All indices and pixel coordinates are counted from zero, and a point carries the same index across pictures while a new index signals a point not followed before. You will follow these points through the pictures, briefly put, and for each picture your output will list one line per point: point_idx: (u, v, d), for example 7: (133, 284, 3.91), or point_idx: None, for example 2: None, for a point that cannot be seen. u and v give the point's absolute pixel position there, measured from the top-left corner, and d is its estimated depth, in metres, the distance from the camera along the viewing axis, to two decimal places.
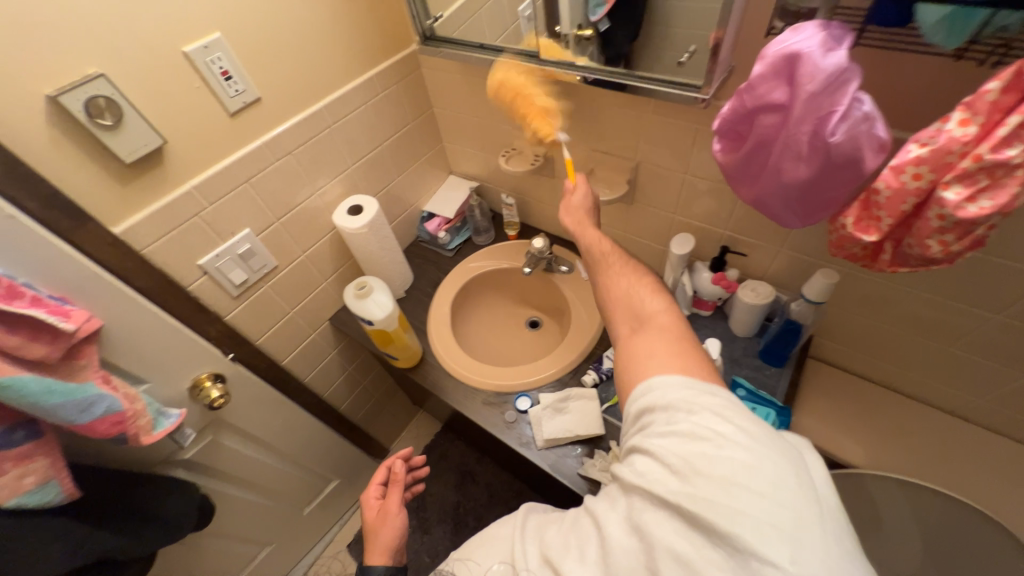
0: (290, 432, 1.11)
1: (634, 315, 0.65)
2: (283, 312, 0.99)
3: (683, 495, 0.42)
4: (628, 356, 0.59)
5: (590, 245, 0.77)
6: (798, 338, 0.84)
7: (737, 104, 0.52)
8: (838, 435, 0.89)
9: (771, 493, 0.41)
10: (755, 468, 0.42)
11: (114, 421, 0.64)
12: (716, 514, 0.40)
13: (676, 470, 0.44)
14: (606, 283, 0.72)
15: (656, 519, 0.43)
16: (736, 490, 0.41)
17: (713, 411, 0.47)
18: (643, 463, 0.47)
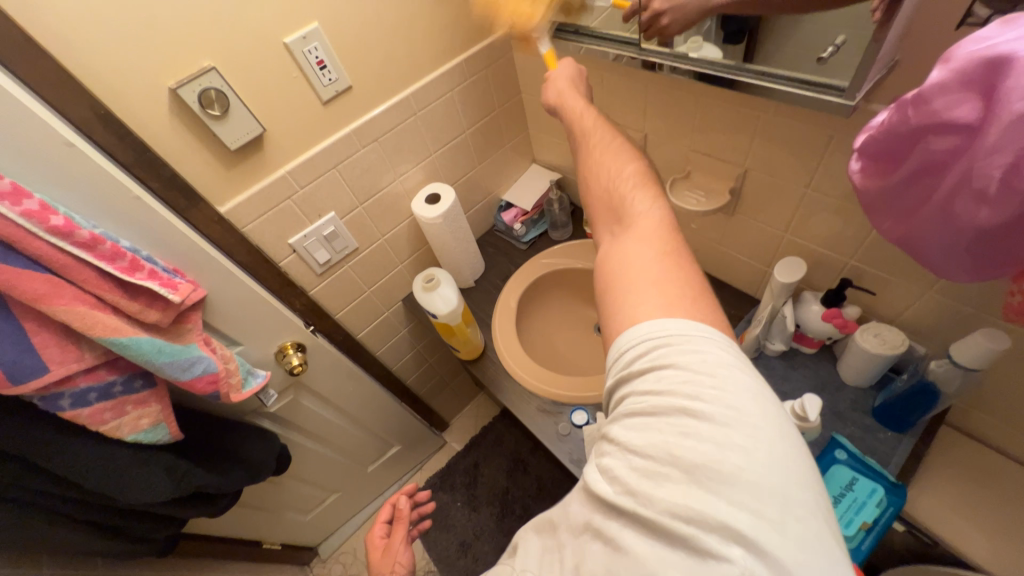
0: (360, 399, 1.20)
1: (617, 214, 0.57)
2: (361, 291, 1.05)
3: (641, 500, 0.37)
4: (608, 274, 0.52)
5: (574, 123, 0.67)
6: (933, 404, 0.67)
7: (896, 119, 0.40)
8: (970, 529, 0.71)
9: (736, 487, 0.34)
10: (719, 454, 0.35)
11: (210, 380, 0.72)
12: (671, 516, 0.35)
13: (637, 466, 0.38)
14: (590, 181, 0.62)
15: (614, 523, 0.38)
16: (696, 487, 0.35)
17: (681, 380, 0.40)
18: (607, 455, 0.42)
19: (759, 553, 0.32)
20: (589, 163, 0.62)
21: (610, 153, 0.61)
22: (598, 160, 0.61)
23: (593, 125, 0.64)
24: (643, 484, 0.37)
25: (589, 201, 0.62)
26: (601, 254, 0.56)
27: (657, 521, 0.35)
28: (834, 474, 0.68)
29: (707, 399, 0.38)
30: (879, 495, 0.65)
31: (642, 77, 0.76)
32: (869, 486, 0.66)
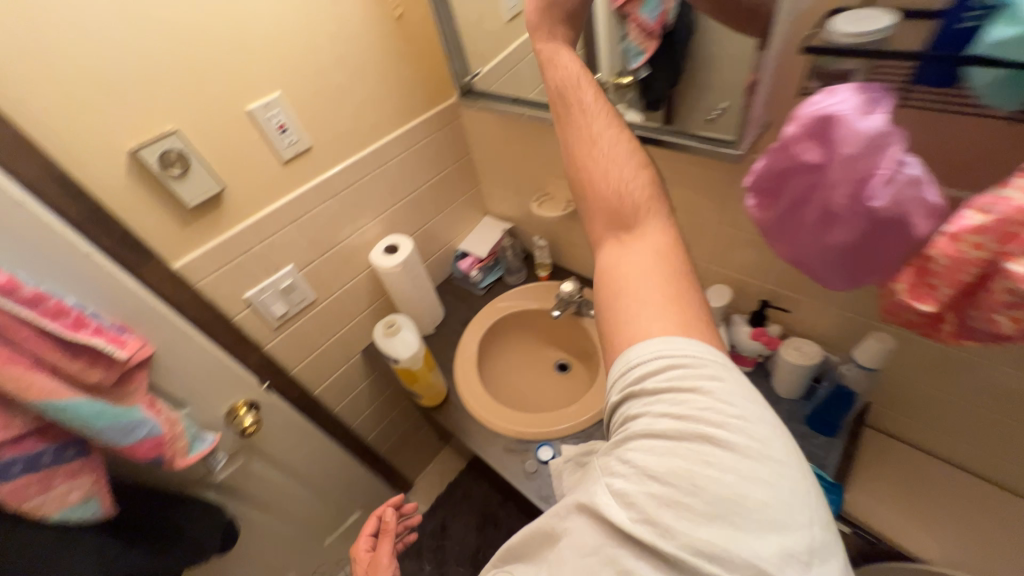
0: (317, 459, 1.14)
1: (617, 211, 0.53)
2: (319, 343, 1.04)
3: (663, 528, 0.37)
4: (619, 289, 0.50)
5: (565, 89, 0.58)
6: (851, 406, 0.76)
7: (770, 162, 0.50)
8: (906, 523, 0.77)
9: (752, 518, 0.37)
10: (739, 485, 0.38)
11: (154, 444, 0.68)
12: (695, 547, 0.36)
13: (657, 494, 0.38)
14: (591, 171, 0.54)
15: (631, 552, 0.38)
16: (719, 518, 0.37)
17: (703, 409, 0.41)
18: (619, 478, 0.41)
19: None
20: (589, 152, 0.55)
21: (615, 147, 0.55)
22: (603, 153, 0.54)
23: (592, 100, 0.57)
24: (666, 513, 0.38)
25: (586, 196, 0.55)
26: (605, 262, 0.52)
27: (681, 552, 0.36)
28: None
29: (725, 427, 0.40)
30: None
31: None
32: None
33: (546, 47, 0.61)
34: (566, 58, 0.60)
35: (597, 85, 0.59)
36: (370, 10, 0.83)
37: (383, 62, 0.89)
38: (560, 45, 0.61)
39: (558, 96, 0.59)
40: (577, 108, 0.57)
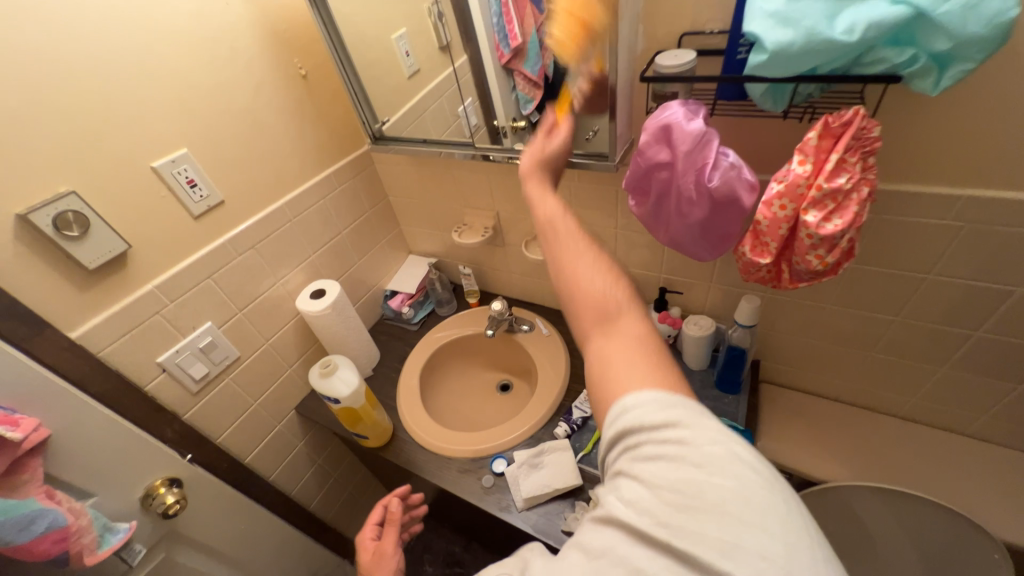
0: (254, 538, 1.02)
1: (599, 314, 0.51)
2: (247, 405, 0.97)
3: (673, 525, 0.37)
4: (608, 385, 0.47)
5: (543, 212, 0.62)
6: (744, 363, 0.90)
7: (635, 166, 0.63)
8: (808, 455, 0.92)
9: (765, 516, 0.35)
10: (746, 486, 0.37)
11: (57, 538, 0.60)
12: (710, 547, 0.35)
13: (665, 506, 0.38)
14: (574, 283, 0.55)
15: (644, 553, 0.38)
16: (731, 519, 0.35)
17: (699, 425, 0.41)
18: (628, 491, 0.41)
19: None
20: (571, 266, 0.56)
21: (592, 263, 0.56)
22: (585, 266, 0.55)
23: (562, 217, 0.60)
24: (676, 516, 0.37)
25: (571, 306, 0.54)
26: (595, 360, 0.50)
27: (696, 552, 0.35)
28: None
29: (721, 439, 0.39)
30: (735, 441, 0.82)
31: (483, 168, 0.99)
32: None
33: (529, 184, 0.66)
34: (544, 191, 0.64)
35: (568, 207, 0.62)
36: (275, 71, 0.88)
37: (292, 117, 0.94)
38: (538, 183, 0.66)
39: (539, 222, 0.62)
40: (556, 226, 0.59)
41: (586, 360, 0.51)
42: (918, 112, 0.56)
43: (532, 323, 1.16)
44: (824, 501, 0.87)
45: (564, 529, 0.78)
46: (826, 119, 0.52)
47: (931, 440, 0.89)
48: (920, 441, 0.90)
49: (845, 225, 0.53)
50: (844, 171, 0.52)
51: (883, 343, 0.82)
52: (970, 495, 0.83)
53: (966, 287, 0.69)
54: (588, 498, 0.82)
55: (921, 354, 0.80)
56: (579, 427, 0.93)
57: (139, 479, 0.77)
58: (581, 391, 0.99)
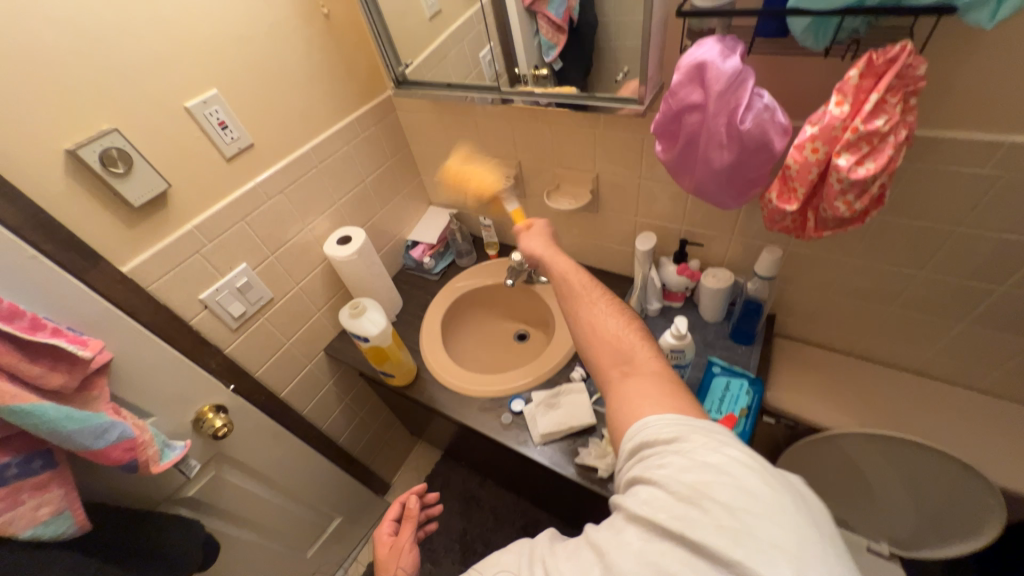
0: (290, 464, 1.12)
1: (617, 354, 0.63)
2: (280, 343, 1.03)
3: (688, 520, 0.42)
4: (626, 409, 0.56)
5: (564, 273, 0.76)
6: (759, 316, 0.92)
7: (665, 108, 0.62)
8: (816, 404, 0.95)
9: (771, 510, 0.41)
10: (751, 484, 0.43)
11: (127, 447, 0.67)
12: (721, 538, 0.40)
13: (678, 504, 0.44)
14: (592, 326, 0.67)
15: (661, 546, 0.43)
16: (740, 512, 0.41)
17: (705, 437, 0.48)
18: (644, 493, 0.47)
19: (802, 568, 0.37)
20: (588, 316, 0.69)
21: (606, 314, 0.68)
22: (602, 313, 0.68)
23: (579, 278, 0.74)
24: (689, 511, 0.43)
25: (592, 348, 0.66)
26: (613, 393, 0.60)
27: (710, 544, 0.40)
28: (715, 384, 0.87)
29: (725, 448, 0.46)
30: (745, 388, 0.83)
31: (507, 115, 0.97)
32: (738, 384, 0.85)
33: (548, 248, 0.80)
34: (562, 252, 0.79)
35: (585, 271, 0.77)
36: (298, 8, 0.87)
37: (315, 58, 0.93)
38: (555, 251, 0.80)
39: (560, 279, 0.75)
40: (575, 283, 0.74)
41: (607, 394, 0.61)
42: (970, 50, 0.54)
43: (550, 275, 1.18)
44: (822, 446, 0.92)
45: (577, 461, 0.84)
46: (870, 56, 0.50)
47: (941, 394, 0.91)
48: (930, 395, 0.92)
49: (877, 169, 0.53)
50: (883, 111, 0.51)
51: (903, 298, 0.83)
52: (976, 447, 0.85)
53: (996, 240, 0.68)
54: (601, 435, 0.87)
55: (941, 308, 0.81)
56: None
57: (189, 404, 0.85)
58: None
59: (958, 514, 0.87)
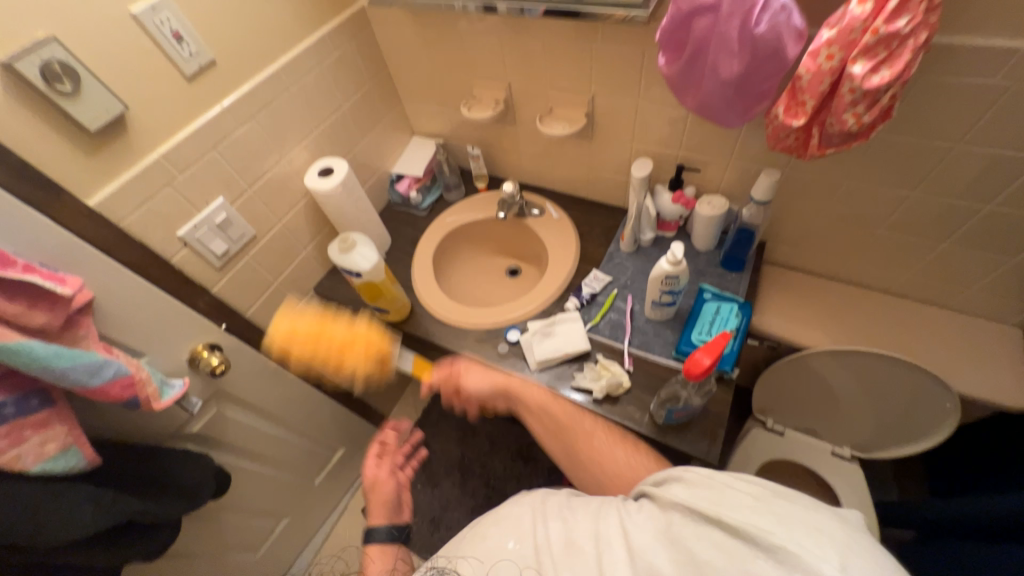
0: (291, 401, 1.14)
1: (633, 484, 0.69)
2: (268, 283, 1.00)
3: (727, 503, 0.45)
4: None
5: (541, 404, 0.81)
6: (751, 242, 0.92)
7: (674, 12, 0.57)
8: (797, 326, 1.00)
9: (811, 506, 0.43)
10: (789, 493, 0.45)
11: (125, 384, 0.66)
12: (762, 518, 0.42)
13: (716, 493, 0.46)
14: (597, 460, 0.73)
15: (699, 531, 0.44)
16: (783, 503, 0.43)
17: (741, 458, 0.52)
18: (679, 487, 0.49)
19: (847, 558, 0.38)
20: (590, 450, 0.75)
21: (601, 440, 0.75)
22: (601, 444, 0.74)
23: (553, 404, 0.81)
24: (729, 497, 0.45)
25: (608, 483, 0.71)
26: None
27: (749, 523, 0.42)
28: (705, 310, 0.89)
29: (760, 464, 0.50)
30: (735, 311, 0.86)
31: (496, 27, 0.89)
32: (728, 308, 0.87)
33: (512, 381, 0.84)
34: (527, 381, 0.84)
35: (553, 394, 0.83)
36: None
37: None
38: (519, 382, 0.84)
39: (540, 418, 0.81)
40: (554, 412, 0.79)
41: None
42: None
43: (543, 207, 1.15)
44: (796, 365, 0.99)
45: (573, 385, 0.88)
46: None
47: (915, 313, 0.96)
48: (905, 314, 0.97)
49: (892, 77, 0.51)
50: (907, 10, 0.48)
51: (892, 220, 0.84)
52: (945, 359, 0.91)
53: (992, 156, 0.68)
54: (596, 360, 0.90)
55: (927, 229, 0.82)
56: (589, 302, 0.98)
57: (182, 343, 0.83)
58: (591, 271, 1.03)
59: (915, 419, 0.96)
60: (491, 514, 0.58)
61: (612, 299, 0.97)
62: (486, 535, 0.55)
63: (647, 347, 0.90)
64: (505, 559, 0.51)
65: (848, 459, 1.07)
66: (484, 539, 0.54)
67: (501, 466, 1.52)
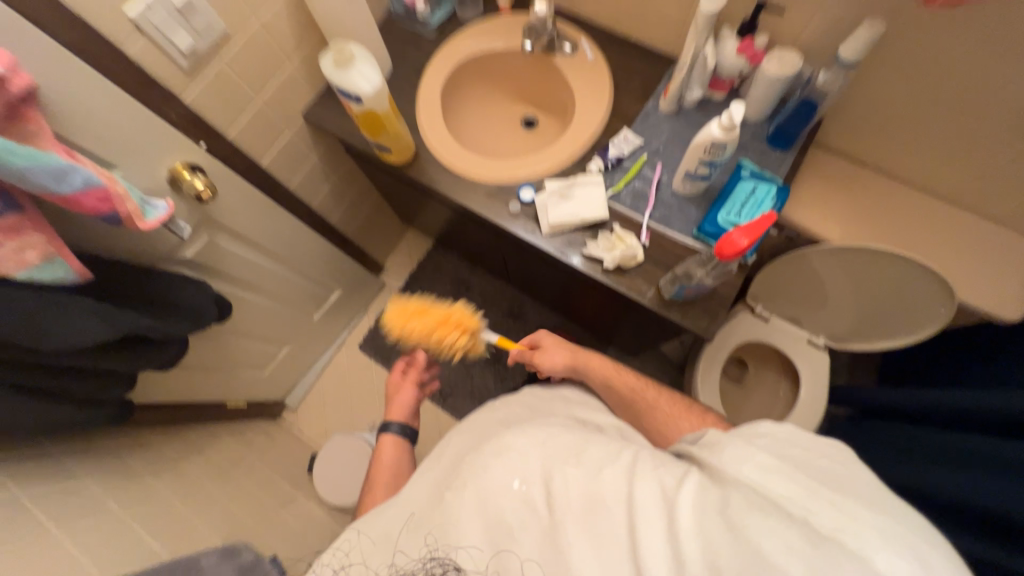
0: (285, 238, 1.09)
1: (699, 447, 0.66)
2: (249, 102, 0.86)
3: (817, 503, 0.39)
4: None
5: (601, 374, 0.80)
6: (811, 117, 0.80)
7: None
8: (824, 218, 0.94)
9: (932, 539, 0.37)
10: (871, 490, 0.40)
11: (99, 196, 0.59)
12: (861, 534, 0.36)
13: (788, 481, 0.41)
14: (665, 428, 0.70)
15: (764, 520, 0.39)
16: (893, 523, 0.37)
17: (806, 439, 0.46)
18: (739, 461, 0.44)
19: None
20: (656, 418, 0.72)
21: (666, 408, 0.73)
22: (666, 412, 0.72)
23: (616, 376, 0.79)
24: (815, 496, 0.39)
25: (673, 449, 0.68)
26: None
27: (842, 537, 0.36)
28: (741, 188, 0.81)
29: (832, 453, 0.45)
30: (773, 193, 0.79)
31: None
32: (765, 189, 0.80)
33: (576, 354, 0.83)
34: (588, 354, 0.83)
35: (616, 365, 0.81)
36: None
37: None
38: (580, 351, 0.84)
39: (602, 387, 0.79)
40: (617, 385, 0.77)
41: None
42: None
43: (576, 44, 0.97)
44: (802, 261, 0.99)
45: (585, 253, 0.84)
46: None
47: (952, 219, 0.92)
48: (939, 217, 0.92)
49: None
50: None
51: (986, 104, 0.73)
52: (965, 267, 0.89)
53: None
54: (611, 230, 0.85)
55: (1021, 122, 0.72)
56: (614, 166, 0.89)
57: (157, 159, 0.74)
58: (622, 130, 0.91)
59: (898, 321, 1.00)
60: (495, 443, 0.57)
61: (639, 166, 0.88)
62: (487, 467, 0.54)
63: (667, 222, 0.85)
64: (507, 495, 0.51)
65: (819, 348, 1.16)
66: (485, 471, 0.53)
67: (492, 321, 1.60)
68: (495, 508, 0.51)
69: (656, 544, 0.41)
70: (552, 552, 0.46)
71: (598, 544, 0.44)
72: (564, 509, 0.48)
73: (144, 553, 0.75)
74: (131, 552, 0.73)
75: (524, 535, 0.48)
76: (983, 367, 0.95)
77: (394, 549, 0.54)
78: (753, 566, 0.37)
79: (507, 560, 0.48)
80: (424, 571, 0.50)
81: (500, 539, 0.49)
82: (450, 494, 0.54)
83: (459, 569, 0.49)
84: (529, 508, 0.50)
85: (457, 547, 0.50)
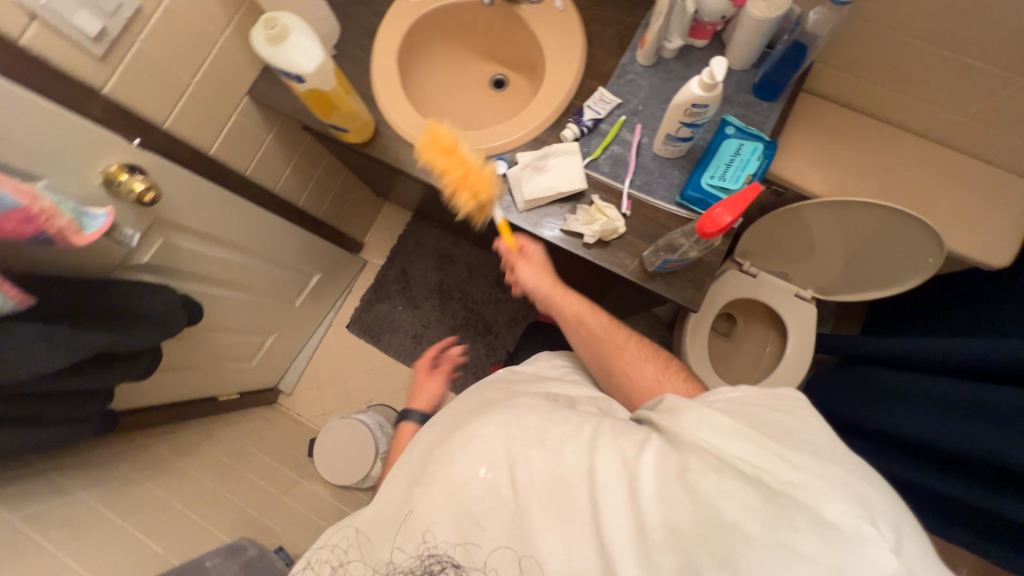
0: (250, 228, 1.04)
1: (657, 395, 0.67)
2: (182, 86, 0.78)
3: (768, 459, 0.39)
4: None
5: (571, 314, 0.80)
6: (800, 64, 0.74)
7: None
8: (813, 170, 0.90)
9: (866, 476, 0.39)
10: (813, 441, 0.42)
11: (21, 218, 0.53)
12: (808, 481, 0.37)
13: (738, 438, 0.41)
14: (629, 375, 0.70)
15: (720, 479, 0.39)
16: (836, 469, 0.38)
17: (755, 400, 0.48)
18: (694, 424, 0.44)
19: (895, 534, 0.34)
20: (621, 364, 0.72)
21: (634, 353, 0.73)
22: (632, 357, 0.72)
23: (590, 317, 0.78)
24: (766, 452, 0.40)
25: (633, 394, 0.69)
26: None
27: (791, 489, 0.37)
28: (726, 146, 0.76)
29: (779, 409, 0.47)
30: (760, 151, 0.74)
31: None
32: (752, 147, 0.75)
33: (556, 286, 0.83)
34: (565, 290, 0.83)
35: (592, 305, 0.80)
36: None
37: None
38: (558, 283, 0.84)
39: (573, 323, 0.79)
40: (588, 326, 0.77)
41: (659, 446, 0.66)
42: None
43: None
44: (789, 216, 0.95)
45: (563, 228, 0.80)
46: None
47: (944, 162, 0.88)
48: (932, 161, 0.88)
49: None
50: None
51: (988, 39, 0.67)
52: (957, 213, 0.86)
53: None
54: (590, 202, 0.81)
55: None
56: (591, 130, 0.82)
57: (87, 163, 0.67)
58: (597, 89, 0.83)
59: (887, 270, 0.99)
60: (462, 431, 0.55)
61: (618, 129, 0.82)
62: (455, 457, 0.53)
63: (649, 189, 0.80)
64: (474, 484, 0.50)
65: (807, 300, 1.14)
66: (453, 461, 0.52)
67: (479, 292, 1.58)
68: (462, 497, 0.50)
69: (619, 515, 0.42)
70: (521, 534, 0.46)
71: (562, 523, 0.45)
72: (529, 492, 0.47)
73: (154, 560, 0.77)
74: (137, 559, 0.75)
75: (493, 523, 0.48)
76: (966, 310, 0.96)
77: (392, 547, 0.52)
78: (714, 529, 0.37)
79: (506, 557, 0.46)
80: (424, 568, 0.50)
81: (467, 531, 0.49)
82: (419, 490, 0.53)
83: (459, 566, 0.48)
84: (495, 496, 0.49)
85: (452, 542, 0.49)
